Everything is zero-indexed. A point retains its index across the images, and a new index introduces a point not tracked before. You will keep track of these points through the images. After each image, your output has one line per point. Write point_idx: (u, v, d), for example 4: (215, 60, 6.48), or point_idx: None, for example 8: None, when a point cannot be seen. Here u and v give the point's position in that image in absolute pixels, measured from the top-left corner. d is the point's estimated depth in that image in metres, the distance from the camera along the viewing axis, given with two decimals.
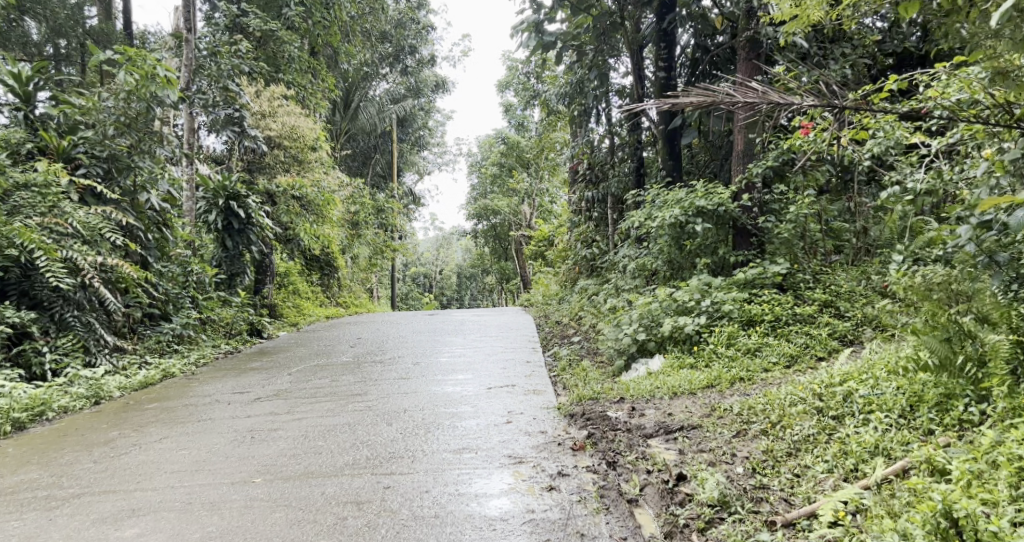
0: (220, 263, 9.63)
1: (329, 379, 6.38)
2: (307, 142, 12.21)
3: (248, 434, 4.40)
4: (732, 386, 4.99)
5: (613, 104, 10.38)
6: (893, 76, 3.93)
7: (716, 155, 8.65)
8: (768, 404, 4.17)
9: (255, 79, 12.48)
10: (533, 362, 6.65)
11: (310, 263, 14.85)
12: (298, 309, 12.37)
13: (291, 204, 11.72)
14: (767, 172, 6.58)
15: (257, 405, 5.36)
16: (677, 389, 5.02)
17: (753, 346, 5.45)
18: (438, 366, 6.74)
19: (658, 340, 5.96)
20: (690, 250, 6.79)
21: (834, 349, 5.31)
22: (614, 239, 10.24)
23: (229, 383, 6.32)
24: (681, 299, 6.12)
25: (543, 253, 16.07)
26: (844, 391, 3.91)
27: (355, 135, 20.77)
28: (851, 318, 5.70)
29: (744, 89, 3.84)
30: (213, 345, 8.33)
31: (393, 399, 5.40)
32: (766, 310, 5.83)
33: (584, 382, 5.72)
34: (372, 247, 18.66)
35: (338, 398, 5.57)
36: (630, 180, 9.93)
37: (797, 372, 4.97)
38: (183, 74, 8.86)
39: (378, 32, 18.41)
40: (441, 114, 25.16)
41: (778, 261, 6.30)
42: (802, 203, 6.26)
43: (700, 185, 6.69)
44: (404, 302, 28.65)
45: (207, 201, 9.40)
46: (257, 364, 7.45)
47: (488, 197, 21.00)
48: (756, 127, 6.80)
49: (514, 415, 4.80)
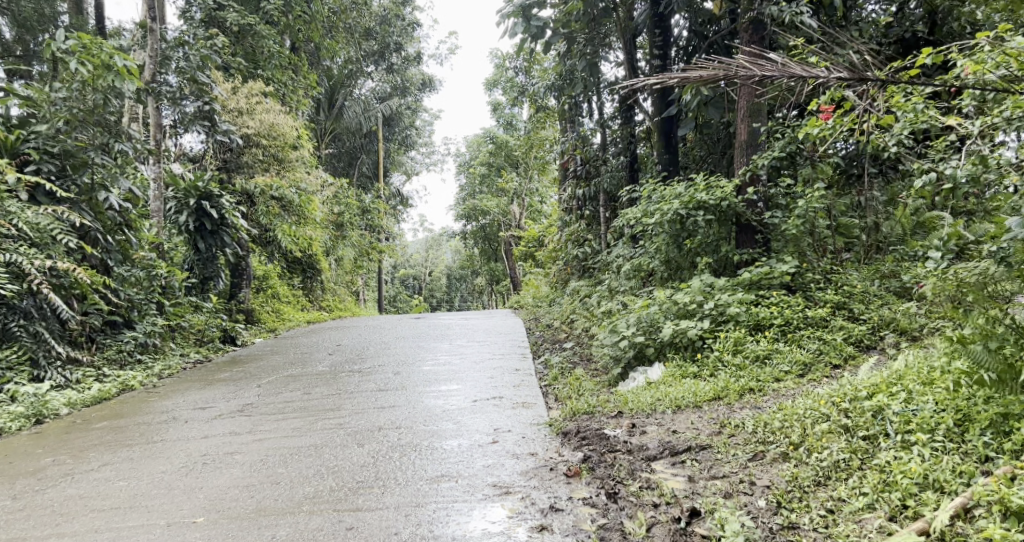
0: (192, 266, 9.10)
1: (301, 393, 5.85)
2: (287, 140, 11.69)
3: (201, 459, 3.90)
4: (741, 398, 4.53)
5: (606, 99, 9.97)
6: (926, 49, 3.51)
7: (714, 149, 8.16)
8: (787, 423, 3.70)
9: (233, 75, 11.96)
10: (522, 370, 6.18)
11: (292, 266, 14.32)
12: (277, 313, 11.83)
13: (271, 205, 11.24)
14: (773, 164, 6.11)
15: (217, 423, 4.84)
16: (681, 401, 4.56)
17: (763, 354, 4.98)
18: (420, 376, 6.24)
19: (657, 347, 5.47)
20: (691, 249, 6.26)
21: (851, 355, 4.88)
22: (608, 238, 9.76)
23: (191, 397, 5.78)
24: (683, 301, 5.62)
25: (533, 254, 15.59)
26: (874, 406, 3.45)
27: (339, 134, 20.24)
28: (867, 321, 5.26)
29: (760, 61, 3.38)
30: (181, 354, 7.80)
31: (368, 415, 4.90)
32: (775, 313, 5.37)
33: (577, 394, 5.24)
34: (357, 248, 18.12)
35: (308, 414, 5.06)
36: (624, 174, 9.45)
37: (812, 383, 4.54)
38: (148, 65, 8.30)
39: (363, 28, 17.90)
40: (428, 114, 24.63)
41: (785, 259, 5.84)
42: (813, 195, 5.75)
43: (700, 178, 6.24)
44: (392, 305, 28.14)
45: (176, 201, 8.88)
46: (226, 375, 6.92)
47: (477, 197, 20.49)
48: (759, 115, 6.29)
49: (502, 433, 4.31)
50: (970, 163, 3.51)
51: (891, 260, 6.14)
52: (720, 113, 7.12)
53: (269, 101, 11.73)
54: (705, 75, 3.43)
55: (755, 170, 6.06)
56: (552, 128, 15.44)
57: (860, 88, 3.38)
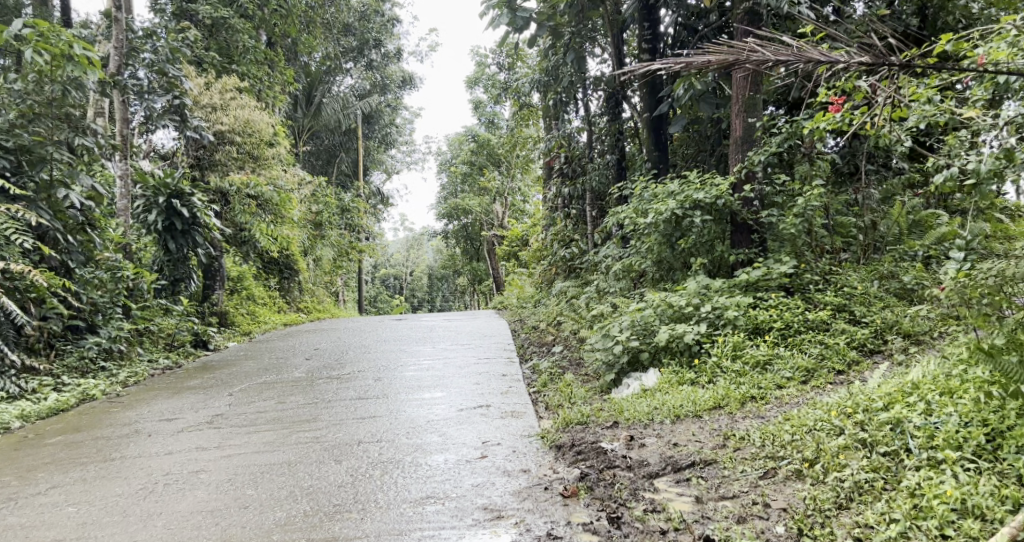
0: (161, 267, 8.71)
1: (275, 402, 5.52)
2: (263, 137, 11.29)
3: (162, 478, 3.58)
4: (743, 407, 4.29)
5: (592, 95, 9.71)
6: (946, 35, 3.32)
7: (704, 147, 7.92)
8: (797, 436, 3.46)
9: (206, 71, 11.55)
10: (509, 376, 5.90)
11: (268, 266, 13.93)
12: (252, 316, 11.44)
13: (246, 204, 10.89)
14: (770, 161, 5.87)
15: (183, 437, 4.51)
16: (680, 411, 4.31)
17: (764, 359, 4.75)
18: (402, 383, 5.93)
19: (651, 352, 5.21)
20: (684, 250, 6.01)
21: (855, 361, 4.67)
22: (594, 238, 9.50)
23: (156, 408, 5.42)
24: (678, 304, 5.36)
25: (516, 253, 15.32)
26: (893, 418, 3.22)
27: (317, 131, 19.81)
28: (870, 325, 5.05)
29: (775, 46, 3.12)
30: (149, 360, 7.43)
31: (346, 427, 4.58)
32: (774, 316, 5.13)
33: (569, 402, 4.97)
34: (336, 248, 17.75)
35: (281, 426, 4.73)
36: (611, 173, 9.21)
37: (817, 391, 4.32)
38: (113, 58, 7.92)
39: (341, 24, 17.51)
40: (408, 112, 24.24)
41: (782, 260, 5.61)
42: (813, 193, 5.50)
43: (694, 175, 5.99)
44: (372, 305, 27.73)
45: (145, 199, 8.48)
46: (195, 382, 6.56)
47: (459, 195, 20.17)
48: (756, 110, 6.01)
49: (491, 446, 4.03)
50: (994, 157, 3.37)
51: (889, 261, 5.93)
52: (713, 109, 6.84)
53: (244, 97, 11.33)
54: (715, 60, 3.16)
55: (751, 167, 5.84)
56: (535, 127, 15.17)
57: (879, 74, 3.14)
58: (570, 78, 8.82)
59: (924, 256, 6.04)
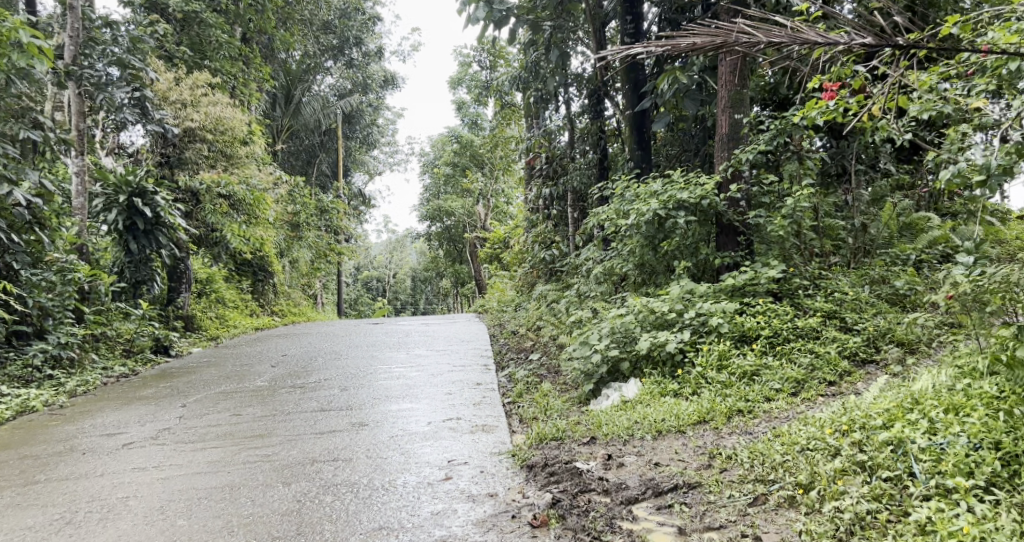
0: (122, 270, 8.29)
1: (229, 414, 5.15)
2: (236, 135, 10.97)
3: (85, 506, 3.28)
4: (729, 421, 4.00)
5: (574, 94, 9.40)
6: (953, 17, 3.03)
7: (688, 146, 7.62)
8: (789, 457, 3.16)
9: (177, 66, 11.11)
10: (483, 385, 5.57)
11: (241, 268, 13.51)
12: (221, 319, 11.02)
13: (218, 203, 10.47)
14: (758, 159, 5.57)
15: (122, 454, 4.16)
16: (662, 425, 4.01)
17: (751, 369, 4.45)
18: (369, 393, 5.57)
19: (632, 361, 4.90)
20: (667, 252, 5.72)
21: (846, 372, 4.40)
22: (575, 240, 9.21)
23: (100, 421, 5.05)
24: (661, 310, 5.04)
25: (498, 256, 14.92)
26: (894, 437, 2.93)
27: (297, 131, 19.38)
28: (861, 332, 4.77)
29: (766, 25, 2.82)
30: (103, 368, 7.08)
31: (301, 443, 4.24)
32: (762, 323, 4.84)
33: (544, 415, 4.65)
34: (314, 250, 17.33)
35: (231, 442, 4.37)
36: (593, 173, 8.91)
37: (807, 405, 4.04)
38: (69, 48, 7.56)
39: (320, 22, 17.05)
40: (391, 112, 23.82)
41: (770, 263, 5.32)
42: (802, 193, 5.21)
43: (678, 174, 5.69)
44: (353, 308, 27.30)
45: (106, 197, 8.10)
46: (150, 391, 6.20)
47: (441, 197, 19.79)
48: (742, 106, 5.68)
49: (455, 465, 3.70)
50: (1005, 151, 3.14)
51: (880, 265, 5.67)
52: (697, 106, 6.50)
53: (217, 93, 10.88)
54: (698, 42, 2.84)
55: (737, 166, 5.49)
56: (518, 128, 14.77)
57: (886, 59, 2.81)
58: (552, 75, 8.50)
59: (916, 261, 5.78)
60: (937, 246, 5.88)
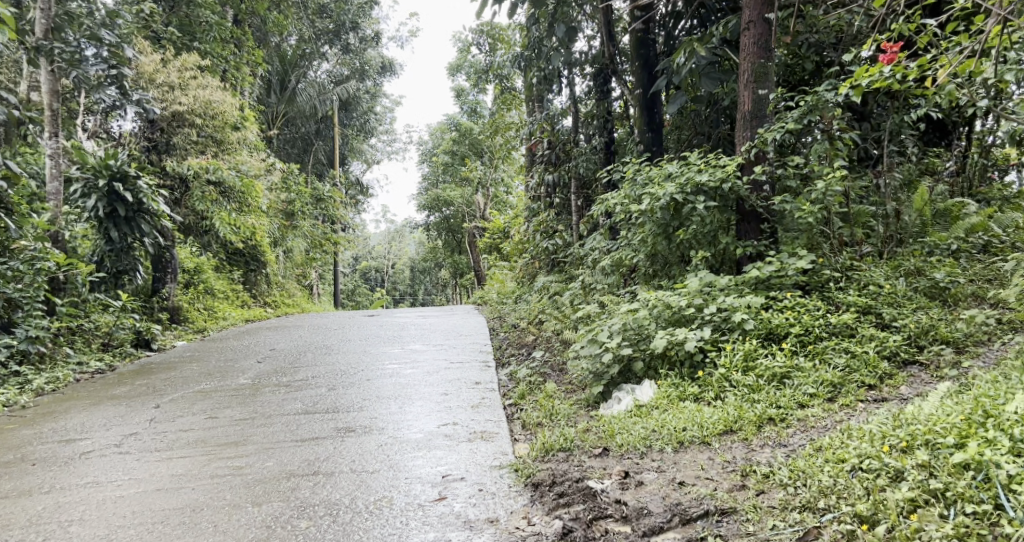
0: (102, 258, 7.74)
1: (204, 417, 4.69)
2: (226, 119, 10.28)
3: (20, 535, 2.90)
4: (760, 432, 3.55)
5: (578, 75, 8.89)
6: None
7: (701, 129, 7.11)
8: (840, 480, 2.76)
9: (164, 47, 10.54)
10: (482, 385, 5.11)
11: (231, 259, 13.04)
12: (210, 312, 10.53)
13: (207, 190, 9.97)
14: (784, 139, 5.08)
15: (76, 464, 3.72)
16: (684, 436, 3.56)
17: (781, 371, 3.98)
18: (358, 393, 5.09)
19: (646, 361, 4.44)
20: (683, 241, 5.23)
21: (887, 374, 3.94)
22: (579, 229, 8.73)
23: (61, 425, 4.62)
24: (677, 305, 4.55)
25: (498, 246, 14.39)
26: (972, 459, 2.59)
27: (292, 117, 18.83)
28: (901, 330, 4.29)
29: None
30: (78, 364, 6.69)
31: (279, 452, 3.78)
32: (791, 320, 4.37)
33: (550, 421, 4.19)
34: (310, 240, 16.82)
35: (201, 450, 3.92)
36: (598, 159, 8.43)
37: (846, 414, 3.59)
38: (41, 21, 7.08)
39: (316, 5, 16.44)
40: (388, 100, 23.22)
41: (798, 253, 4.85)
42: (834, 176, 4.75)
43: (696, 156, 5.21)
44: (351, 298, 26.77)
45: (84, 182, 7.55)
46: (122, 390, 5.75)
47: (440, 186, 19.27)
48: (768, 81, 5.18)
49: (450, 482, 3.25)
50: None
51: (916, 255, 5.19)
52: (715, 85, 5.99)
53: (206, 76, 10.27)
54: None
55: (762, 146, 5.00)
56: (519, 114, 14.17)
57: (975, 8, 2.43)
58: (558, 53, 7.98)
59: (956, 250, 5.30)
60: (976, 235, 5.40)
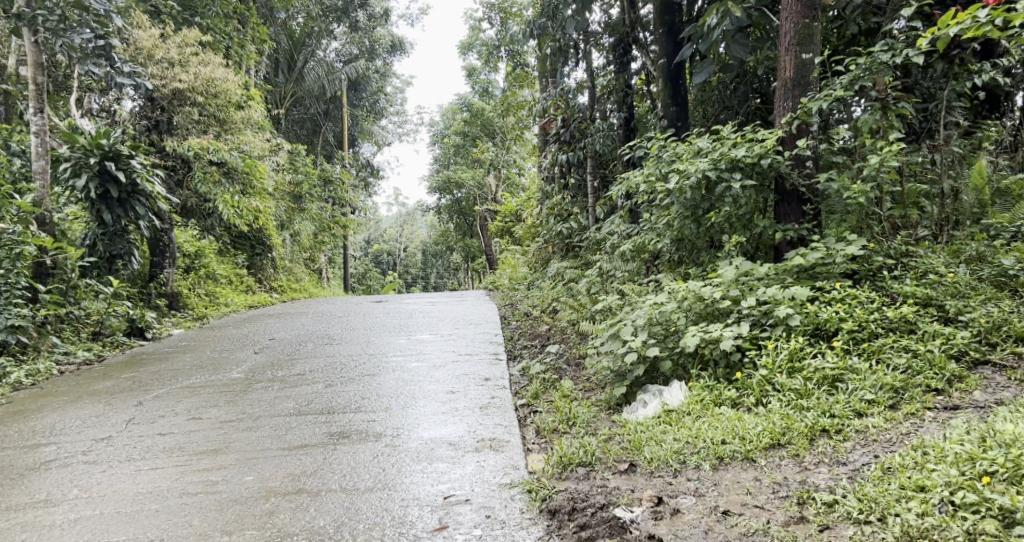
0: (94, 242, 7.23)
1: (184, 418, 4.25)
2: (229, 97, 9.56)
3: None
4: (813, 446, 3.06)
5: (597, 46, 8.24)
6: None
7: (731, 101, 6.53)
8: (929, 518, 2.46)
9: (162, 21, 10.01)
10: (491, 383, 4.61)
11: (235, 242, 12.58)
12: (211, 297, 10.11)
13: (209, 170, 9.51)
14: (831, 108, 4.53)
15: (32, 478, 3.30)
16: (724, 450, 3.07)
17: (833, 374, 3.47)
18: (355, 392, 4.62)
19: (675, 360, 3.94)
20: (714, 224, 4.71)
21: (956, 376, 3.45)
22: (596, 211, 8.20)
23: (29, 428, 4.19)
24: (711, 297, 4.03)
25: (511, 230, 13.82)
26: None
27: (299, 97, 18.25)
28: (968, 325, 3.79)
29: None
30: (64, 354, 6.29)
31: (260, 463, 3.34)
32: (842, 314, 3.84)
33: (568, 427, 3.72)
34: (318, 223, 16.34)
35: (174, 459, 3.47)
36: (617, 135, 7.94)
37: (915, 428, 3.08)
38: None
39: None
40: (398, 79, 22.56)
41: (846, 237, 4.32)
42: (890, 149, 4.20)
43: (731, 129, 4.68)
44: (362, 282, 26.32)
45: (74, 161, 7.05)
46: (106, 384, 5.33)
47: (452, 168, 18.72)
48: (813, 44, 4.63)
49: (453, 506, 2.83)
50: None
51: (976, 238, 4.65)
52: (748, 53, 5.48)
53: (207, 53, 9.59)
54: None
55: (805, 117, 4.47)
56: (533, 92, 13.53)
57: None
58: (574, 21, 7.44)
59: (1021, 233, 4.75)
60: None
